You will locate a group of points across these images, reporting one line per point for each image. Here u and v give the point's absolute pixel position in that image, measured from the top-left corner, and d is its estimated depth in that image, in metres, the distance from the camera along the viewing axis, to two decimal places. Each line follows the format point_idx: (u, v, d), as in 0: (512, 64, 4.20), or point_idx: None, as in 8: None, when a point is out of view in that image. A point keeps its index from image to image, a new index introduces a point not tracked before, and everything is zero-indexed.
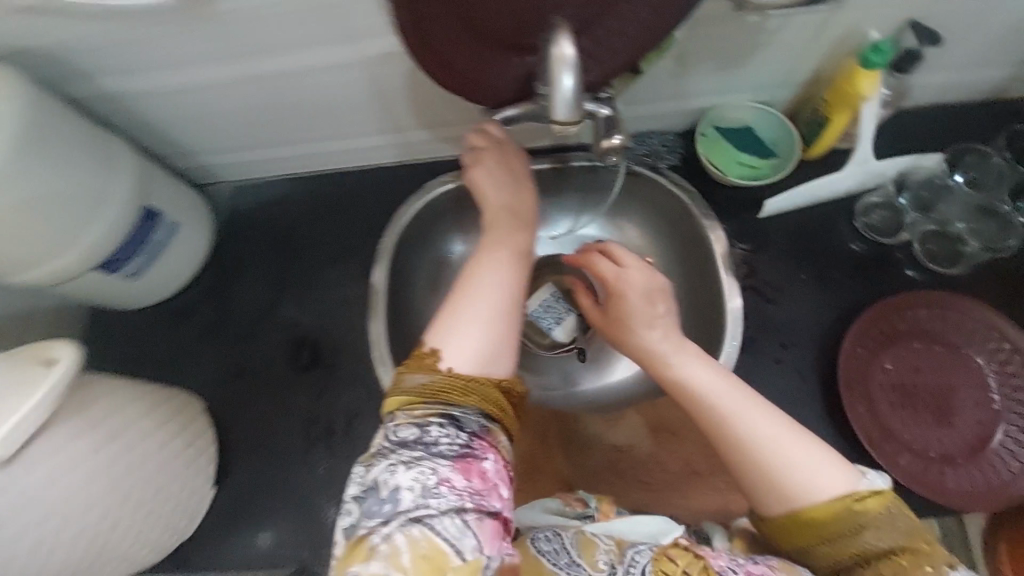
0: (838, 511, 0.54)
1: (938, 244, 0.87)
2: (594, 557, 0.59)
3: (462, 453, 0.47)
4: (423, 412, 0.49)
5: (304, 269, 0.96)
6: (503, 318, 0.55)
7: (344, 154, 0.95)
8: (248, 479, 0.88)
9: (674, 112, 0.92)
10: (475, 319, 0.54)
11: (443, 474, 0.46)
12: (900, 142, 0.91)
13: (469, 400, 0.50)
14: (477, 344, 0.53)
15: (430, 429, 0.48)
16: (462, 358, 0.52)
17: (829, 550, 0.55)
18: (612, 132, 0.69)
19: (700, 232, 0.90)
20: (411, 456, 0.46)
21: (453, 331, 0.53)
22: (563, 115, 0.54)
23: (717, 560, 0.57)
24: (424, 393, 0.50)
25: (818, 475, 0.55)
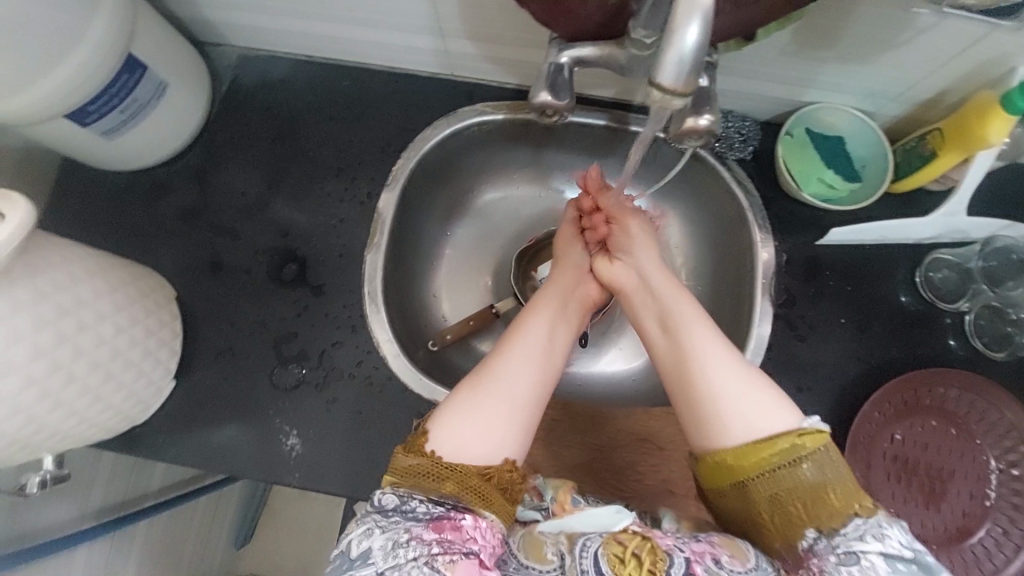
0: (777, 445, 0.54)
1: (992, 322, 0.79)
2: (541, 554, 0.54)
3: (435, 514, 0.52)
4: (408, 488, 0.53)
5: (303, 171, 0.86)
6: (507, 405, 0.59)
7: (374, 47, 0.83)
8: (203, 387, 0.79)
9: (763, 98, 0.79)
10: (477, 402, 0.59)
11: (415, 532, 0.50)
12: (996, 200, 0.80)
13: (445, 486, 0.54)
14: (477, 430, 0.57)
15: (410, 502, 0.52)
16: (450, 442, 0.56)
17: (762, 487, 0.54)
18: (701, 112, 0.55)
19: (751, 242, 0.81)
20: (388, 520, 0.51)
21: (452, 414, 0.58)
22: (669, 87, 0.40)
23: (662, 540, 0.53)
24: (416, 474, 0.54)
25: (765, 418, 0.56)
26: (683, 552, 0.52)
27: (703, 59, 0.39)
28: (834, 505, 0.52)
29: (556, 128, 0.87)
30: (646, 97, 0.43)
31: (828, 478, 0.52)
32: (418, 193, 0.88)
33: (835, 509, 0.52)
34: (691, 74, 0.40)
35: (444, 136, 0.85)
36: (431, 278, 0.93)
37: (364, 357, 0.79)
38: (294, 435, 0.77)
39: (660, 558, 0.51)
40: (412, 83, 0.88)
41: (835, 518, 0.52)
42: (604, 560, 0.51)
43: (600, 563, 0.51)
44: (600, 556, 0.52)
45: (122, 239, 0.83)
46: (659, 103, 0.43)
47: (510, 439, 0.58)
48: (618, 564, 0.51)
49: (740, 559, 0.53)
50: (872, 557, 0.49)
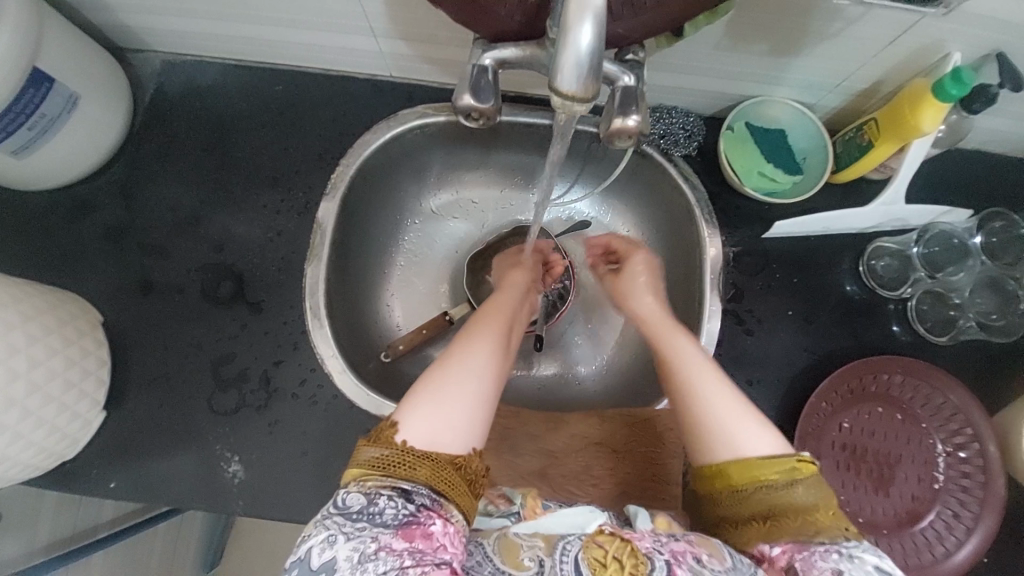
0: (778, 465, 0.52)
1: (934, 308, 0.80)
2: (518, 560, 0.51)
3: (405, 520, 0.48)
4: (375, 485, 0.50)
5: (236, 182, 0.82)
6: (475, 391, 0.56)
7: (305, 49, 0.79)
8: (139, 415, 0.75)
9: (704, 92, 0.79)
10: (444, 389, 0.55)
11: (384, 540, 0.47)
12: (935, 187, 0.81)
13: (419, 473, 0.51)
14: (447, 418, 0.54)
15: (376, 503, 0.49)
16: (420, 432, 0.53)
17: (759, 496, 0.52)
18: (628, 112, 0.53)
19: (699, 238, 0.81)
20: (355, 526, 0.47)
21: (419, 403, 0.54)
22: (569, 92, 0.39)
23: (642, 542, 0.52)
24: (380, 467, 0.51)
25: (758, 438, 0.54)
26: (664, 555, 0.50)
27: (600, 64, 0.38)
28: (828, 527, 0.50)
29: (501, 129, 0.85)
30: (552, 102, 0.41)
31: (825, 501, 0.51)
32: (362, 201, 0.85)
33: (828, 530, 0.50)
34: (590, 77, 0.38)
35: (382, 141, 0.82)
36: (380, 288, 0.90)
37: (307, 375, 0.76)
38: (236, 461, 0.73)
39: (640, 561, 0.49)
40: (350, 87, 0.85)
41: (826, 535, 0.50)
42: (584, 564, 0.50)
43: (581, 568, 0.50)
44: (581, 561, 0.50)
45: (43, 264, 0.78)
46: (563, 108, 0.42)
47: (479, 425, 0.55)
48: (599, 569, 0.50)
49: (719, 558, 0.51)
50: (869, 568, 0.47)
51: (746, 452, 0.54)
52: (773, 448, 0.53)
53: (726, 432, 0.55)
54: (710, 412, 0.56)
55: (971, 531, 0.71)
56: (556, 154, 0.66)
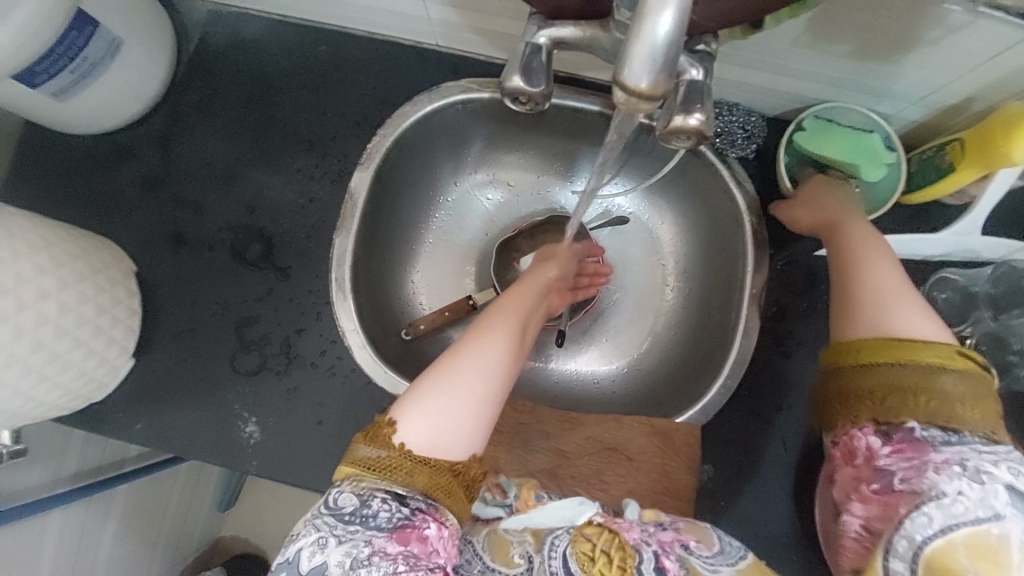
0: (932, 350, 0.50)
1: (992, 352, 0.72)
2: (508, 557, 0.53)
3: (399, 523, 0.48)
4: (369, 486, 0.50)
5: (273, 143, 0.80)
6: (479, 393, 0.56)
7: (352, 9, 0.76)
8: (164, 367, 0.77)
9: (771, 91, 0.72)
10: (449, 388, 0.55)
11: (378, 544, 0.47)
12: (1016, 218, 0.73)
13: (415, 479, 0.51)
14: (445, 417, 0.54)
15: (370, 505, 0.49)
16: (420, 433, 0.53)
17: (890, 375, 0.51)
18: (691, 110, 0.48)
19: (744, 250, 0.76)
20: (348, 530, 0.48)
21: (420, 402, 0.55)
22: (636, 90, 0.35)
23: (631, 534, 0.53)
24: (376, 470, 0.52)
25: (916, 328, 0.52)
26: (651, 546, 0.52)
27: (677, 59, 0.34)
28: (962, 420, 0.48)
29: (546, 112, 0.81)
30: (614, 99, 0.38)
31: (971, 397, 0.49)
32: (396, 174, 0.83)
33: (962, 423, 0.48)
34: (662, 74, 0.34)
35: (422, 114, 0.79)
36: (406, 265, 0.88)
37: (328, 346, 0.75)
38: (253, 422, 0.74)
39: (628, 556, 0.50)
40: (394, 53, 0.82)
41: (958, 428, 0.48)
42: (572, 559, 0.51)
43: (569, 563, 0.51)
44: (569, 556, 0.51)
45: (84, 209, 0.79)
46: (626, 104, 0.38)
47: (479, 428, 0.55)
48: (587, 563, 0.51)
49: (707, 544, 0.53)
50: (999, 484, 0.43)
51: (895, 333, 0.52)
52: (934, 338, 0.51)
53: (881, 318, 0.53)
54: (870, 294, 0.55)
55: None
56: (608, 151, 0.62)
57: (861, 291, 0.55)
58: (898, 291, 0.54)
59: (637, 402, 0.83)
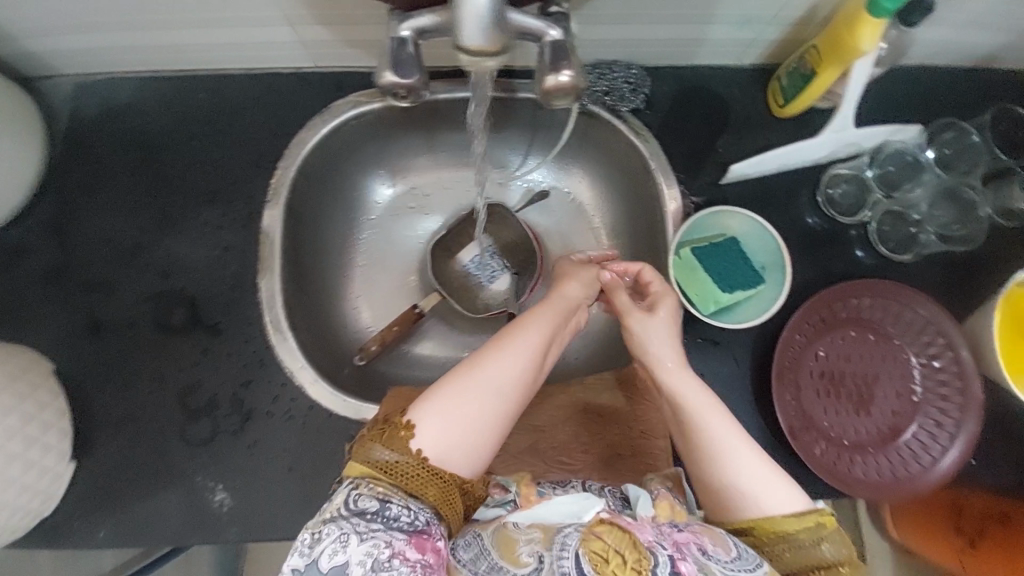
0: (798, 522, 0.53)
1: (894, 227, 0.80)
2: (515, 555, 0.52)
3: (416, 529, 0.51)
4: (385, 490, 0.52)
5: (172, 202, 0.78)
6: (496, 420, 0.56)
7: (220, 48, 0.74)
8: (111, 459, 0.72)
9: (642, 40, 0.77)
10: (467, 399, 0.55)
11: (397, 548, 0.48)
12: (882, 107, 0.81)
13: (426, 493, 0.53)
14: (457, 430, 0.55)
15: (389, 505, 0.51)
16: (435, 444, 0.54)
17: (778, 559, 0.54)
18: (560, 67, 0.51)
19: (657, 192, 0.81)
20: (368, 528, 0.49)
21: (439, 411, 0.55)
22: (474, 49, 0.41)
23: (643, 535, 0.51)
24: (387, 474, 0.53)
25: (775, 496, 0.55)
26: (667, 548, 0.50)
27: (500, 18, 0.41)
28: None
29: (443, 108, 0.82)
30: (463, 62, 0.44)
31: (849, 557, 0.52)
32: (310, 204, 0.82)
33: None
34: (491, 32, 0.41)
35: (319, 138, 0.79)
36: (341, 291, 0.87)
37: (280, 390, 0.73)
38: (221, 488, 0.71)
39: (641, 556, 0.48)
40: (277, 84, 0.80)
41: None
42: (586, 560, 0.48)
43: (581, 563, 0.48)
44: (581, 556, 0.49)
45: None
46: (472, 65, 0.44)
47: (487, 454, 0.56)
48: (601, 565, 0.48)
49: (724, 547, 0.52)
50: None
51: (770, 509, 0.54)
52: (795, 503, 0.54)
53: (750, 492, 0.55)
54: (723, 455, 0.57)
55: (953, 435, 0.73)
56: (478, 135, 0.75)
57: (726, 462, 0.56)
58: (757, 464, 0.56)
59: None
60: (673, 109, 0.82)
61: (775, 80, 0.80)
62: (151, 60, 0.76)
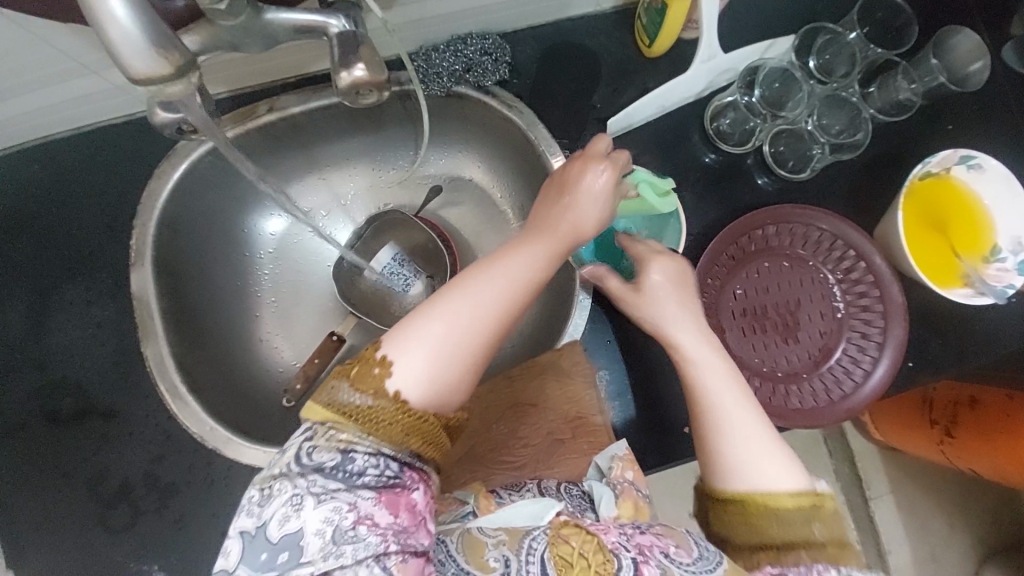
0: (794, 498, 0.50)
1: (788, 146, 0.78)
2: (484, 560, 0.48)
3: (388, 481, 0.43)
4: (349, 438, 0.44)
5: (32, 288, 0.72)
6: (488, 349, 0.49)
7: (31, 113, 0.67)
8: (36, 568, 0.68)
9: (485, 6, 0.71)
10: (454, 321, 0.48)
11: (362, 510, 0.41)
12: (752, 24, 0.77)
13: (405, 438, 0.46)
14: (443, 363, 0.47)
15: (353, 454, 0.43)
16: (414, 379, 0.47)
17: (762, 528, 0.50)
18: (352, 63, 0.46)
19: (544, 162, 0.76)
20: (327, 488, 0.42)
21: (419, 337, 0.48)
22: (148, 74, 0.38)
23: (608, 536, 0.50)
24: (357, 416, 0.45)
25: (779, 472, 0.51)
26: (630, 551, 0.49)
27: (163, 35, 0.37)
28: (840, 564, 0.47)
29: (301, 121, 0.76)
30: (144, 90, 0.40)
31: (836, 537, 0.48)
32: (185, 255, 0.77)
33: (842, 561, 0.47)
34: (156, 52, 0.37)
35: (174, 184, 0.73)
36: (253, 333, 0.82)
37: (194, 456, 0.69)
38: (158, 570, 0.68)
39: (607, 558, 0.47)
40: (114, 136, 0.74)
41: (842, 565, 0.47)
42: (551, 563, 0.48)
43: (548, 568, 0.47)
44: (547, 561, 0.48)
45: None
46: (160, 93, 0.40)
47: (471, 383, 0.49)
48: (565, 567, 0.47)
49: (685, 548, 0.50)
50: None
51: (768, 484, 0.50)
52: (792, 482, 0.51)
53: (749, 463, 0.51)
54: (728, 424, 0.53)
55: (882, 344, 0.72)
56: (248, 170, 0.67)
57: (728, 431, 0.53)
58: (754, 422, 0.53)
59: (528, 348, 0.77)
60: (540, 73, 0.78)
61: (638, 21, 0.75)
62: None
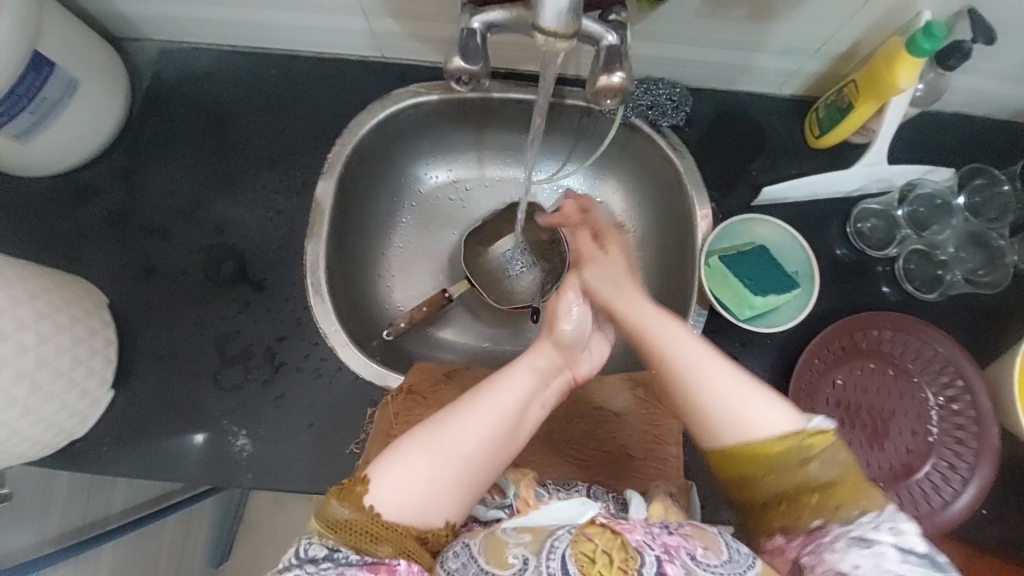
0: (787, 439, 0.53)
1: (921, 266, 0.81)
2: (503, 558, 0.50)
3: (370, 560, 0.50)
4: (336, 541, 0.51)
5: (233, 165, 0.84)
6: (460, 475, 0.55)
7: (296, 30, 0.81)
8: (145, 394, 0.76)
9: (689, 60, 0.81)
10: (433, 457, 0.55)
11: (348, 574, 0.49)
12: (917, 149, 0.83)
13: (381, 545, 0.52)
14: (417, 488, 0.54)
15: (340, 551, 0.51)
16: (390, 502, 0.53)
17: (775, 480, 0.53)
18: (613, 69, 0.56)
19: (690, 207, 0.84)
20: (318, 569, 0.49)
21: (400, 463, 0.55)
22: (553, 29, 0.47)
23: (633, 534, 0.51)
24: (342, 529, 0.52)
25: (759, 418, 0.54)
26: (655, 549, 0.49)
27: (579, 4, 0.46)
28: (844, 504, 0.50)
29: (492, 106, 0.86)
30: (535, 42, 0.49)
31: (839, 474, 0.51)
32: (359, 182, 0.87)
33: (849, 504, 0.50)
34: (569, 15, 0.47)
35: (377, 121, 0.84)
36: (381, 266, 0.91)
37: (311, 349, 0.77)
38: (243, 435, 0.75)
39: (629, 556, 0.48)
40: (344, 68, 0.87)
41: (847, 512, 0.50)
42: (572, 560, 0.49)
43: (568, 565, 0.48)
44: (568, 557, 0.49)
45: (49, 251, 0.79)
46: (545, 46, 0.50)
47: (446, 502, 0.55)
48: (587, 565, 0.48)
49: (714, 551, 0.50)
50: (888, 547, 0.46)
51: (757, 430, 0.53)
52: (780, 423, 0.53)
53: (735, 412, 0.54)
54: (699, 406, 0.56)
55: (968, 480, 0.72)
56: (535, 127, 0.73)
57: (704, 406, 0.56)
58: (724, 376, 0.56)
59: None
60: (711, 130, 0.86)
61: (813, 112, 0.83)
62: (233, 36, 0.84)
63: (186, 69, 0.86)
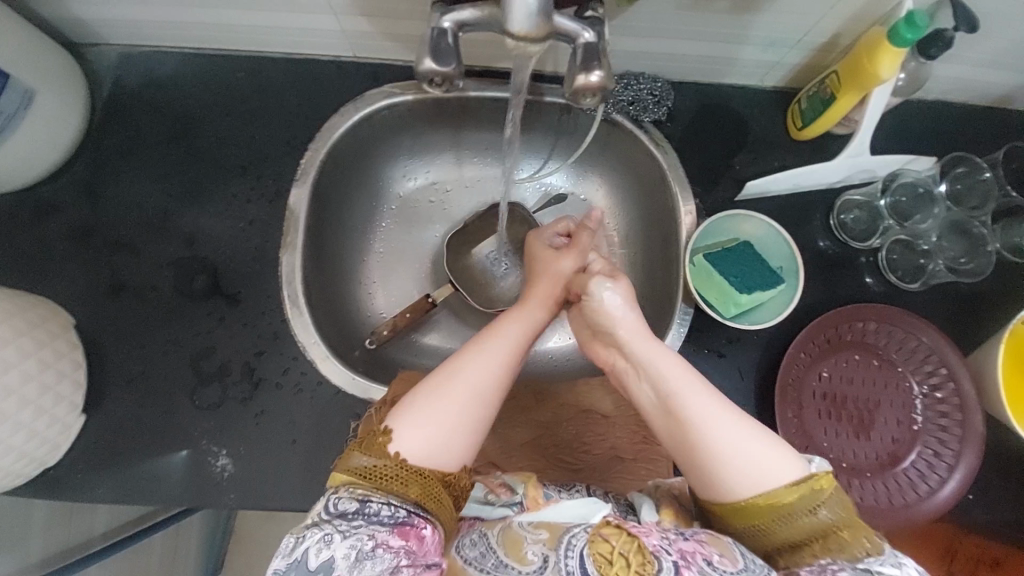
0: (795, 490, 0.51)
1: (903, 256, 0.81)
2: (521, 553, 0.50)
3: (399, 519, 0.49)
4: (364, 491, 0.50)
5: (203, 174, 0.80)
6: (478, 410, 0.56)
7: (262, 31, 0.77)
8: (119, 416, 0.74)
9: (669, 54, 0.79)
10: (450, 397, 0.56)
11: (381, 538, 0.48)
12: (898, 139, 0.82)
13: (409, 490, 0.51)
14: (437, 431, 0.54)
15: (371, 503, 0.50)
16: (414, 444, 0.53)
17: (780, 531, 0.51)
18: (591, 67, 0.54)
19: (673, 203, 0.82)
20: (351, 525, 0.48)
21: (415, 414, 0.55)
22: (524, 32, 0.47)
23: (649, 538, 0.49)
24: (368, 477, 0.51)
25: (766, 461, 0.53)
26: (672, 554, 0.48)
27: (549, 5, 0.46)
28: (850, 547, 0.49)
29: (470, 105, 0.84)
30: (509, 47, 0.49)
31: (846, 520, 0.50)
32: (335, 188, 0.84)
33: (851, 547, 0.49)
34: (540, 17, 0.46)
35: (351, 123, 0.81)
36: (362, 273, 0.89)
37: (290, 363, 0.75)
38: (224, 455, 0.72)
39: (648, 560, 0.47)
40: (315, 69, 0.83)
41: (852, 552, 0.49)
42: (590, 560, 0.48)
43: (587, 563, 0.47)
44: (587, 556, 0.48)
45: (10, 270, 0.76)
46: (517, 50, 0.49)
47: (469, 439, 0.55)
48: (606, 565, 0.47)
49: (730, 558, 0.49)
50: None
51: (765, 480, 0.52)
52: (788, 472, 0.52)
53: (738, 457, 0.53)
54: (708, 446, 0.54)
55: (954, 467, 0.73)
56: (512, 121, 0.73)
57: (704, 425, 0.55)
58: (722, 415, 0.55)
59: None
60: (693, 124, 0.84)
61: (795, 103, 0.82)
62: (197, 38, 0.80)
63: (149, 74, 0.82)
